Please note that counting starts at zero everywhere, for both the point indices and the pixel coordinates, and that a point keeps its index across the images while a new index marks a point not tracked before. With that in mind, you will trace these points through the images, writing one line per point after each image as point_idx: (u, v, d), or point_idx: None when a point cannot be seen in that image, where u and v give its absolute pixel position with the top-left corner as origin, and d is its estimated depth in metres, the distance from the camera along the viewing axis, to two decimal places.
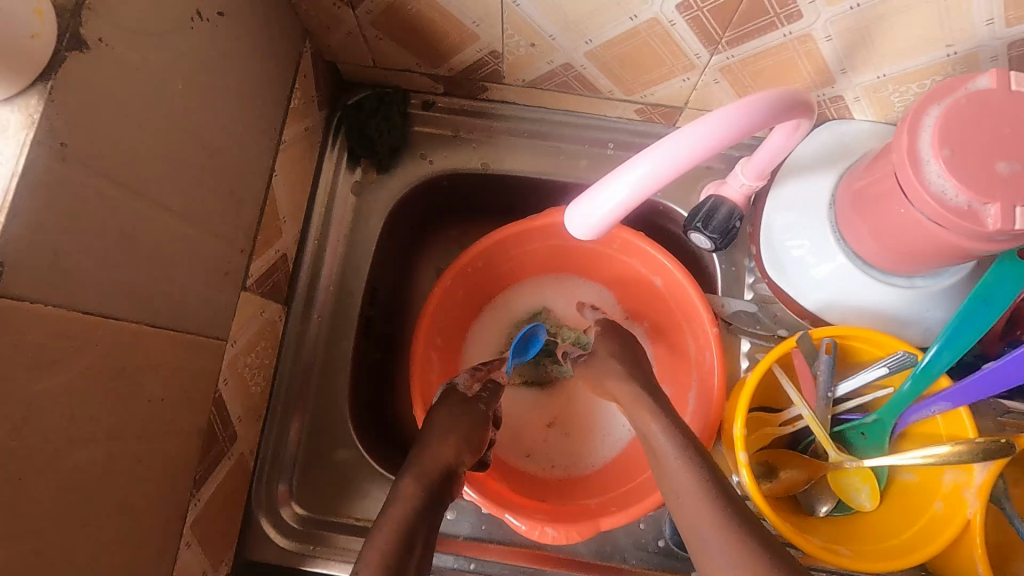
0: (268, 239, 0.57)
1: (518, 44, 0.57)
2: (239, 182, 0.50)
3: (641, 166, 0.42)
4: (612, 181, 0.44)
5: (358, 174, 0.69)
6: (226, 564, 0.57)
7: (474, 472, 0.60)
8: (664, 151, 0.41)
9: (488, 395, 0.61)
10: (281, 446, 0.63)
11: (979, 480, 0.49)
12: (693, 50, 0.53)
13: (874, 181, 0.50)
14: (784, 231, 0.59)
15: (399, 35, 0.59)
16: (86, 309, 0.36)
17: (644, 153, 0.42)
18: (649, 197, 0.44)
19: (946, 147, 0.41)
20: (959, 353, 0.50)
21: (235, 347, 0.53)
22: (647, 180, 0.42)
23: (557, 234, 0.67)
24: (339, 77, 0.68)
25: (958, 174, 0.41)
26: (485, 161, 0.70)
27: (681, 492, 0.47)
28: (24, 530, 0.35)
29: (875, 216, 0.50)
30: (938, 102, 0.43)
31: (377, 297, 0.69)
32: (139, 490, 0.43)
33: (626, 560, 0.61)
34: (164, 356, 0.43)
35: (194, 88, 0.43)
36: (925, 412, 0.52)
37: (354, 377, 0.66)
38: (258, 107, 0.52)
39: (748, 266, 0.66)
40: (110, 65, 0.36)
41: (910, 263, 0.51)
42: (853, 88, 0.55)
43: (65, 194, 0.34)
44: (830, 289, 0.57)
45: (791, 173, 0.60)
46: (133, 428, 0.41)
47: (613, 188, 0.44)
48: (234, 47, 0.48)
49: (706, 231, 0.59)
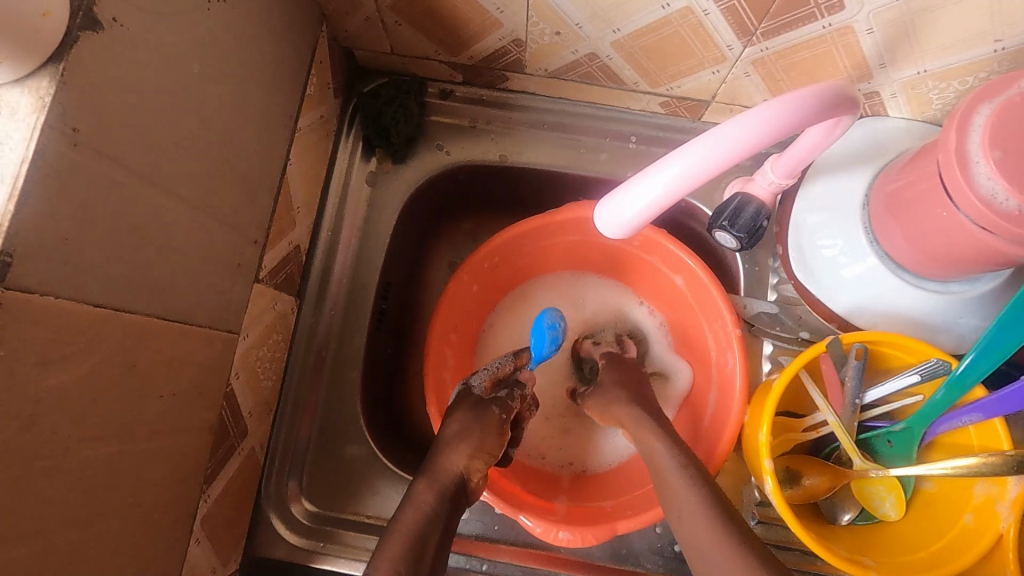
0: (282, 230, 0.55)
1: (543, 32, 0.55)
2: (254, 171, 0.49)
3: (676, 164, 0.40)
4: (645, 179, 0.42)
5: (373, 164, 0.68)
6: (235, 561, 0.56)
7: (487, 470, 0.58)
8: (700, 149, 0.39)
9: (504, 395, 0.59)
10: (292, 440, 0.61)
11: (1013, 493, 0.48)
12: (725, 41, 0.51)
13: (912, 182, 0.48)
14: (814, 231, 0.57)
15: (418, 20, 0.57)
16: (96, 302, 0.35)
17: (679, 151, 0.40)
18: (682, 196, 0.43)
19: (997, 148, 0.39)
20: (996, 362, 0.47)
21: (247, 340, 0.52)
22: (681, 179, 0.41)
23: (579, 229, 0.65)
24: (355, 65, 0.66)
25: (1009, 177, 0.39)
26: (504, 153, 0.68)
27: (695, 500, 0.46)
28: (33, 530, 0.34)
29: (911, 218, 0.48)
30: (989, 100, 0.40)
31: (390, 291, 0.68)
32: (148, 489, 0.42)
33: (642, 565, 0.60)
34: (176, 350, 0.42)
35: (209, 72, 0.42)
36: (957, 422, 0.50)
37: (367, 371, 0.65)
38: (275, 93, 0.51)
39: (772, 266, 0.64)
40: (122, 46, 0.34)
41: (946, 269, 0.50)
42: (890, 83, 0.53)
43: (78, 182, 0.33)
44: (859, 291, 0.55)
45: (823, 171, 0.58)
46: (143, 425, 0.40)
47: (646, 185, 0.42)
48: (248, 29, 0.46)
49: (732, 230, 0.58)
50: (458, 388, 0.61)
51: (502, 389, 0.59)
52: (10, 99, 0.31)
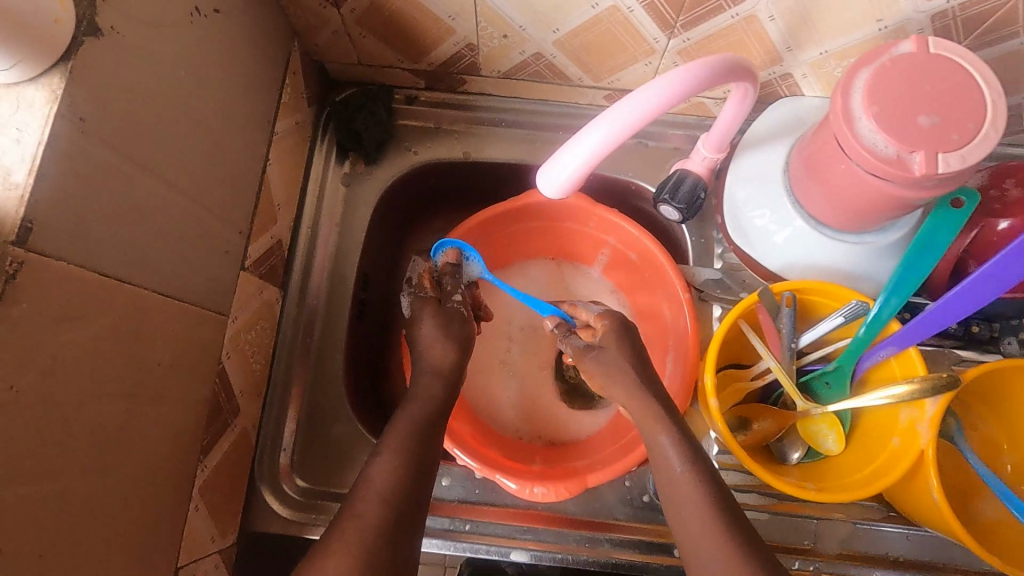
0: (264, 224, 0.61)
1: (492, 35, 0.62)
2: (237, 167, 0.55)
3: (590, 138, 0.44)
4: (563, 154, 0.46)
5: (347, 166, 0.73)
6: (232, 535, 0.60)
7: (503, 462, 0.63)
8: (609, 122, 0.43)
9: (447, 278, 0.66)
10: (280, 423, 0.65)
11: (931, 413, 0.53)
12: (651, 34, 0.58)
13: (818, 146, 0.54)
14: (746, 199, 0.63)
15: (381, 32, 0.63)
16: (104, 272, 0.40)
17: (590, 127, 0.44)
18: (597, 166, 0.47)
19: (874, 105, 0.46)
20: (905, 297, 0.54)
21: (236, 323, 0.57)
22: (608, 137, 0.44)
23: (537, 213, 0.71)
24: (326, 77, 0.72)
25: (885, 128, 0.45)
26: (467, 150, 0.74)
27: (685, 506, 0.49)
28: (50, 472, 0.37)
29: (823, 178, 0.55)
30: (867, 65, 0.47)
31: (369, 282, 0.73)
32: (151, 449, 0.46)
33: (614, 516, 0.64)
34: (171, 321, 0.47)
35: (193, 76, 0.47)
36: (877, 357, 0.56)
37: (348, 356, 0.69)
38: (254, 98, 0.57)
39: (716, 237, 0.71)
40: (119, 50, 0.40)
41: (857, 220, 0.56)
42: (800, 65, 0.61)
43: (84, 163, 0.38)
44: (788, 250, 0.62)
45: (750, 145, 0.64)
46: (145, 387, 0.44)
47: (565, 160, 0.46)
48: (227, 40, 0.52)
49: (673, 201, 0.64)
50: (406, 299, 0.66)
51: (441, 276, 0.66)
52: (27, 95, 0.36)
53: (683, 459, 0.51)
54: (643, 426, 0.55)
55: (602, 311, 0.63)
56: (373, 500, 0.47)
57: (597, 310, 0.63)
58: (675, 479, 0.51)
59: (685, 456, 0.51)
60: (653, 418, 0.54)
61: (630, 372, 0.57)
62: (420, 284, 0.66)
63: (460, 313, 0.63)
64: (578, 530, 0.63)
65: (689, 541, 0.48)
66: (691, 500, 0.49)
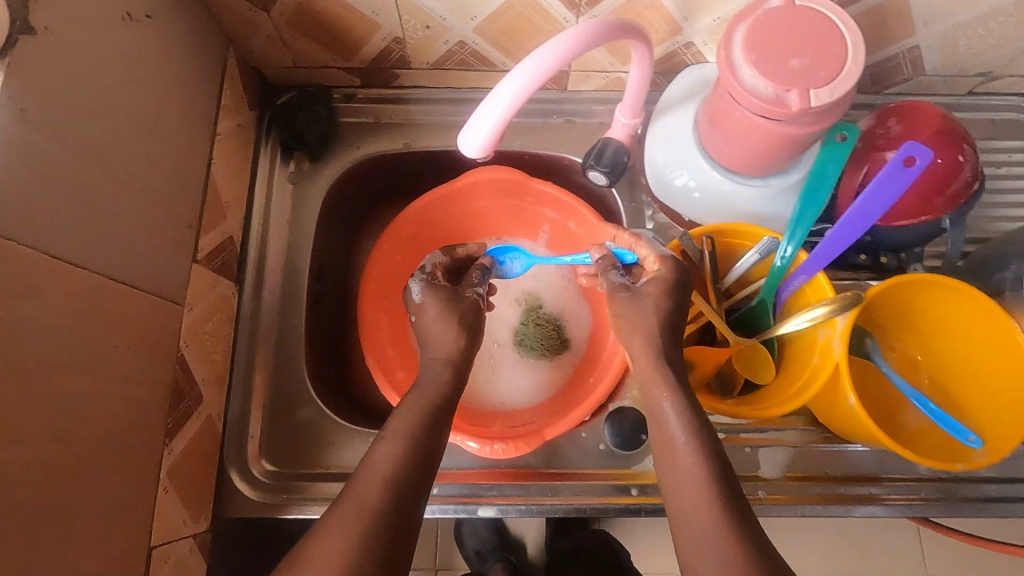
0: (213, 220, 0.64)
1: (416, 28, 0.66)
2: (180, 163, 0.58)
3: (501, 95, 0.47)
4: (477, 115, 0.49)
5: (293, 166, 0.77)
6: (206, 521, 0.62)
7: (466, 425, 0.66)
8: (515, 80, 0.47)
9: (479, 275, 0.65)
10: (246, 412, 0.67)
11: (841, 327, 0.58)
12: (561, 15, 0.64)
13: (716, 100, 0.60)
14: (663, 157, 0.69)
15: (312, 32, 0.67)
16: (52, 254, 0.43)
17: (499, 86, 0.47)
18: (510, 124, 0.50)
19: (752, 53, 0.52)
20: (807, 229, 0.60)
21: (192, 313, 0.60)
22: (516, 93, 0.47)
23: (477, 193, 0.76)
24: (265, 82, 0.76)
25: (763, 72, 0.51)
26: (407, 141, 0.78)
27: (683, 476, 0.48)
28: (13, 440, 0.40)
29: (724, 128, 0.60)
30: (743, 20, 0.53)
31: (323, 273, 0.76)
32: (112, 427, 0.48)
33: (575, 466, 0.68)
34: (123, 305, 0.49)
35: (128, 76, 0.51)
36: (792, 287, 0.62)
37: (309, 343, 0.72)
38: (193, 99, 0.60)
39: (646, 201, 0.76)
40: (53, 48, 0.43)
41: (758, 164, 0.62)
42: (699, 33, 0.67)
43: (25, 150, 0.41)
44: (703, 198, 0.68)
45: (667, 109, 0.70)
46: (102, 365, 0.47)
47: (479, 121, 0.49)
48: (160, 44, 0.55)
49: (599, 166, 0.69)
50: (415, 283, 0.62)
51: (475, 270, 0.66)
52: None
53: (687, 425, 0.50)
54: (649, 390, 0.53)
55: (663, 252, 0.59)
56: (377, 484, 0.47)
57: (658, 249, 0.59)
58: (677, 447, 0.50)
59: (690, 422, 0.50)
60: (663, 381, 0.52)
61: (653, 333, 0.54)
62: (434, 273, 0.63)
63: (474, 303, 0.61)
64: (541, 482, 0.67)
65: (683, 513, 0.48)
66: (690, 467, 0.48)
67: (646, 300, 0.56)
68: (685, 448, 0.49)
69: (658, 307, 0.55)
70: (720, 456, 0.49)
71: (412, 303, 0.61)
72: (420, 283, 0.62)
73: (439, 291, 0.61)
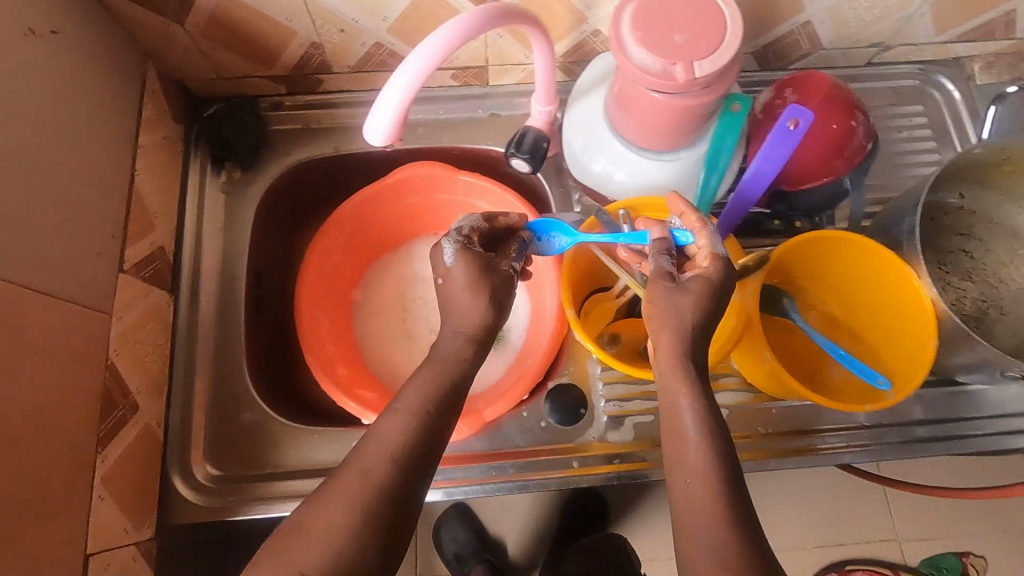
0: (139, 231, 0.64)
1: (331, 31, 0.68)
2: (97, 174, 0.59)
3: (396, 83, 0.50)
4: (377, 103, 0.51)
5: (224, 176, 0.77)
6: (148, 529, 0.62)
7: None
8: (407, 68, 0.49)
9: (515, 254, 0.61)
10: (187, 419, 0.68)
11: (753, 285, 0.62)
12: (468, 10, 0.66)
13: (618, 81, 0.63)
14: (579, 140, 0.71)
15: (229, 43, 0.69)
16: None
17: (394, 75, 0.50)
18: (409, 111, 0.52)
19: (639, 31, 0.55)
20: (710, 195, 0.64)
21: (121, 321, 0.60)
22: (409, 80, 0.50)
23: (408, 190, 0.77)
24: (191, 95, 0.77)
25: (650, 48, 0.54)
26: (337, 145, 0.80)
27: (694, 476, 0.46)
28: None
29: (628, 107, 0.63)
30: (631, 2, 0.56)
31: (262, 279, 0.77)
32: (33, 433, 0.49)
33: (518, 445, 0.69)
34: (38, 312, 0.50)
35: (30, 90, 0.52)
36: None
37: (251, 347, 0.73)
38: (107, 112, 0.61)
39: (572, 187, 0.79)
40: None
41: (664, 140, 0.65)
42: (604, 21, 0.70)
43: None
44: (620, 177, 0.70)
45: (580, 95, 0.73)
46: (18, 372, 0.48)
47: (379, 109, 0.51)
48: (67, 59, 0.57)
49: (519, 153, 0.72)
50: (450, 243, 0.57)
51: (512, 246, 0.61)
52: None
53: (700, 417, 0.48)
54: (666, 385, 0.50)
55: (719, 249, 0.53)
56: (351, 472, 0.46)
57: (717, 243, 0.53)
58: (689, 443, 0.47)
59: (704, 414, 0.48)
60: (680, 374, 0.49)
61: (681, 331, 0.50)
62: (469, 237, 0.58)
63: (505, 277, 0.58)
64: (484, 463, 0.68)
65: (687, 507, 0.46)
66: (696, 462, 0.46)
67: (685, 293, 0.51)
68: (698, 443, 0.47)
69: (696, 305, 0.50)
70: (728, 444, 0.47)
71: (442, 264, 0.56)
72: (453, 244, 0.57)
73: (468, 260, 0.56)
